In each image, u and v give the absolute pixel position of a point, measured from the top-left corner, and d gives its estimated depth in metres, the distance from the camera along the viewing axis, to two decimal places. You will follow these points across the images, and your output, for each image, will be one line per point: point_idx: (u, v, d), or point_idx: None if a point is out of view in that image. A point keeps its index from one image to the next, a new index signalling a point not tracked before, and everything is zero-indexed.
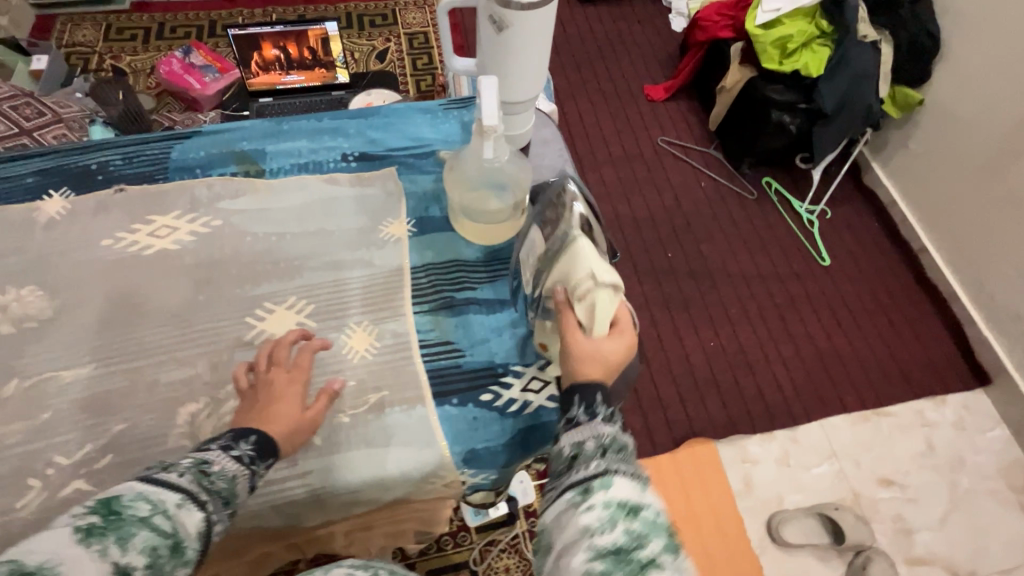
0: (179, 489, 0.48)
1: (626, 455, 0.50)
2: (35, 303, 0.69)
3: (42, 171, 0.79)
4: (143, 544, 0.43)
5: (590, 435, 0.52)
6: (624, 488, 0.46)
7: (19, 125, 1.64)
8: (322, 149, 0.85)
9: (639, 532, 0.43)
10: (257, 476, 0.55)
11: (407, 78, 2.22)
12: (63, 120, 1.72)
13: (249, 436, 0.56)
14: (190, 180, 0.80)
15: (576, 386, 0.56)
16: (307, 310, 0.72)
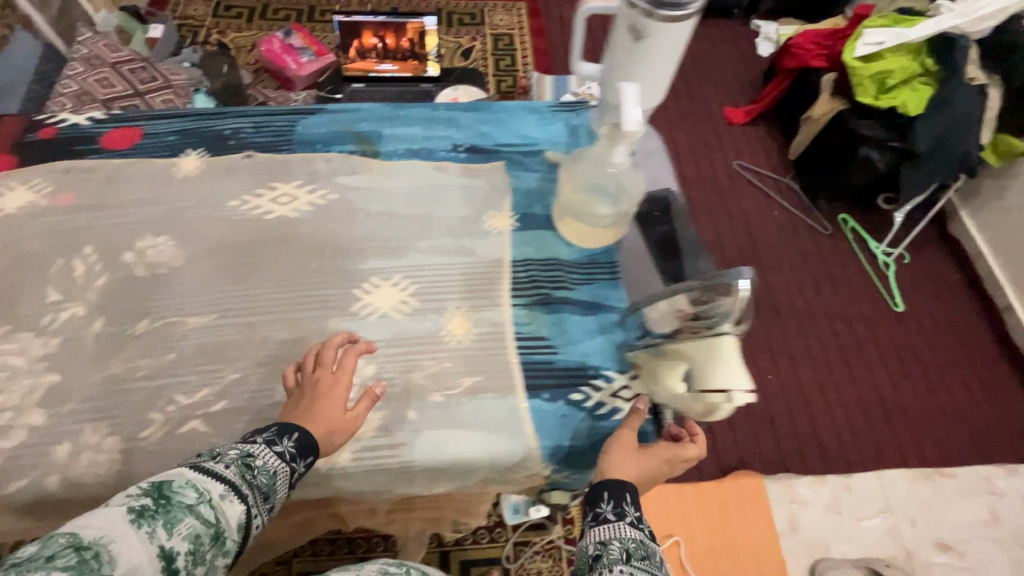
0: (224, 480, 0.50)
1: (650, 563, 0.53)
2: (167, 252, 0.75)
3: (182, 131, 0.85)
4: (187, 531, 0.45)
5: (617, 536, 0.54)
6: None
7: (135, 86, 1.79)
8: (434, 137, 0.88)
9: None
10: (296, 474, 0.56)
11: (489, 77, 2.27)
12: (171, 86, 1.83)
13: (293, 432, 0.57)
14: (313, 153, 0.85)
15: (613, 484, 0.59)
16: (411, 290, 0.75)
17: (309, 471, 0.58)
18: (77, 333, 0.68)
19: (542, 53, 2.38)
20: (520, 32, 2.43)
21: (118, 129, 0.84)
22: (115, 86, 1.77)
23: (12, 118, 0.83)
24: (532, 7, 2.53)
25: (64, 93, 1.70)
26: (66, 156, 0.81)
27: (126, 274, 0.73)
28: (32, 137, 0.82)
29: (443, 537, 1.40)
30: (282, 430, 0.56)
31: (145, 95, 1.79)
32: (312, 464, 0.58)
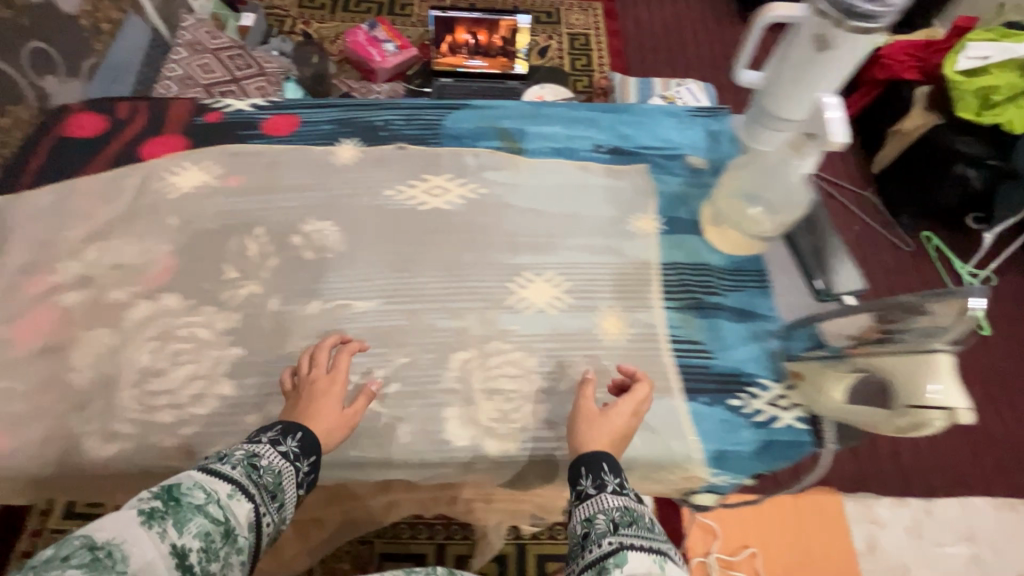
0: (231, 480, 0.51)
1: (642, 527, 0.51)
2: (332, 236, 0.78)
3: (337, 121, 0.88)
4: (197, 529, 0.46)
5: (601, 506, 0.53)
6: (643, 567, 0.47)
7: (231, 73, 1.84)
8: (577, 137, 0.89)
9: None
10: (302, 473, 0.57)
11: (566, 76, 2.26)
12: (264, 74, 1.89)
13: (295, 432, 0.58)
14: (461, 148, 0.87)
15: (585, 457, 0.58)
16: (564, 287, 0.76)
17: (315, 470, 0.59)
18: (255, 311, 0.71)
19: (618, 54, 2.37)
20: (596, 32, 2.43)
21: (277, 116, 0.88)
22: (213, 73, 1.82)
23: (181, 101, 0.88)
24: (607, 8, 2.52)
25: (171, 77, 1.76)
26: (233, 140, 0.85)
27: (296, 256, 0.76)
28: (200, 120, 0.86)
29: (520, 530, 1.42)
30: (286, 429, 0.58)
31: (241, 81, 1.84)
32: (316, 464, 0.59)
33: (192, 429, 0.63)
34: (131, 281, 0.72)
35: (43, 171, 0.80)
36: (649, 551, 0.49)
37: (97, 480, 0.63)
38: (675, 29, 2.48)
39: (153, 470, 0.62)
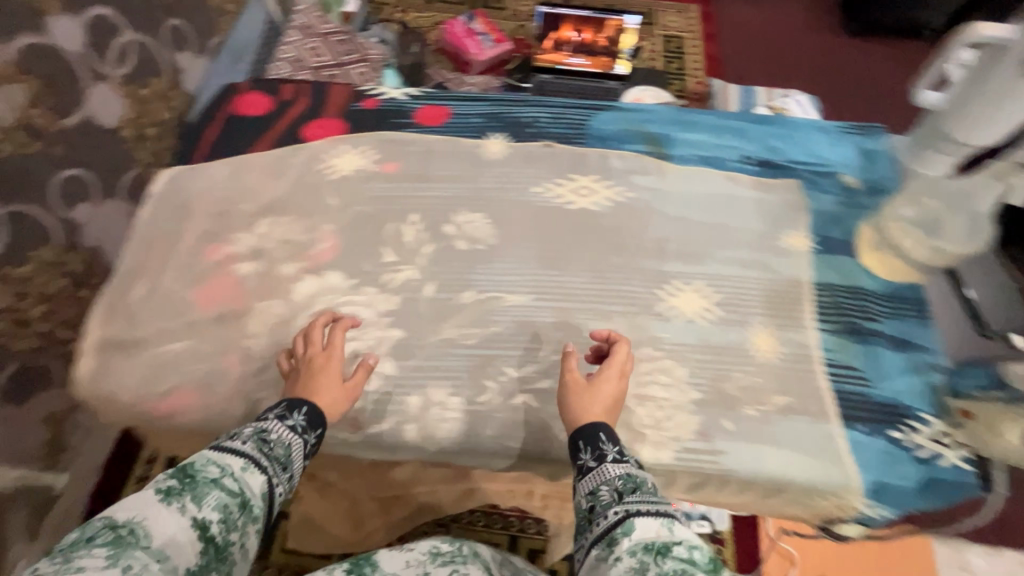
0: (242, 455, 0.54)
1: (644, 493, 0.53)
2: (483, 229, 0.79)
3: (486, 115, 0.89)
4: (216, 502, 0.49)
5: (601, 478, 0.55)
6: (654, 531, 0.49)
7: (336, 57, 1.89)
8: (724, 146, 0.88)
9: (679, 568, 0.46)
10: (310, 445, 0.60)
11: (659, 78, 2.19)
12: (366, 60, 1.94)
13: (301, 406, 0.60)
14: (607, 149, 0.86)
15: (582, 430, 0.60)
16: (713, 299, 0.75)
17: (321, 442, 0.62)
18: (412, 296, 0.74)
19: (713, 59, 2.30)
20: (692, 34, 2.34)
21: (428, 106, 0.90)
22: (321, 56, 1.86)
23: (339, 87, 0.92)
24: (704, 10, 2.43)
25: (284, 57, 1.81)
26: (388, 127, 0.87)
27: (449, 245, 0.78)
28: (357, 106, 0.89)
29: None
30: (290, 404, 0.60)
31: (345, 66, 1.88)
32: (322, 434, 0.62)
33: (359, 404, 0.67)
34: (297, 258, 0.75)
35: (216, 146, 0.85)
36: (656, 515, 0.51)
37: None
38: (776, 34, 2.37)
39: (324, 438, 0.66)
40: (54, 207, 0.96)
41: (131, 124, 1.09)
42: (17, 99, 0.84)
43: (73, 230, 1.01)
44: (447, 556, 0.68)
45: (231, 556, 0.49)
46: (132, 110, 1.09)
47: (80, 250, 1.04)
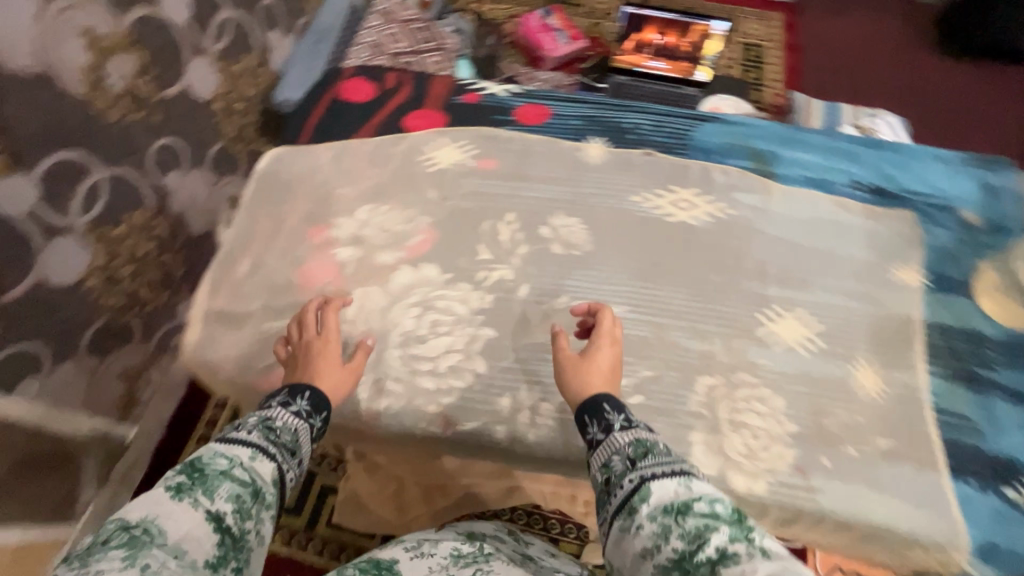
0: (250, 444, 0.51)
1: (657, 455, 0.51)
2: (579, 234, 0.78)
3: (586, 117, 0.88)
4: (228, 493, 0.46)
5: (611, 448, 0.52)
6: (673, 491, 0.47)
7: (415, 44, 1.73)
8: (833, 169, 0.84)
9: (702, 526, 0.43)
10: (314, 429, 0.58)
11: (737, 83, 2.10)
12: (443, 49, 1.80)
13: (304, 391, 0.58)
14: (709, 162, 0.84)
15: (588, 402, 0.57)
16: (816, 329, 0.72)
17: (326, 426, 0.60)
18: (506, 296, 0.73)
19: (794, 71, 2.20)
20: (773, 44, 2.24)
21: (528, 105, 0.89)
22: (400, 42, 1.70)
23: (441, 78, 0.92)
24: (787, 20, 2.33)
25: (362, 42, 1.65)
26: (488, 123, 0.87)
27: (545, 248, 0.77)
28: (458, 100, 0.90)
29: None
30: (293, 391, 0.58)
31: (422, 54, 1.73)
32: (327, 418, 0.60)
33: (450, 399, 0.67)
34: (393, 247, 0.76)
35: (319, 130, 0.87)
36: (673, 475, 0.48)
37: (361, 428, 0.68)
38: (863, 49, 2.26)
39: (417, 430, 0.67)
40: (150, 171, 1.05)
41: (222, 97, 1.21)
42: (128, 70, 0.95)
43: (162, 196, 1.10)
44: (468, 557, 0.69)
45: (249, 544, 0.46)
46: (224, 85, 1.21)
47: (167, 214, 1.12)
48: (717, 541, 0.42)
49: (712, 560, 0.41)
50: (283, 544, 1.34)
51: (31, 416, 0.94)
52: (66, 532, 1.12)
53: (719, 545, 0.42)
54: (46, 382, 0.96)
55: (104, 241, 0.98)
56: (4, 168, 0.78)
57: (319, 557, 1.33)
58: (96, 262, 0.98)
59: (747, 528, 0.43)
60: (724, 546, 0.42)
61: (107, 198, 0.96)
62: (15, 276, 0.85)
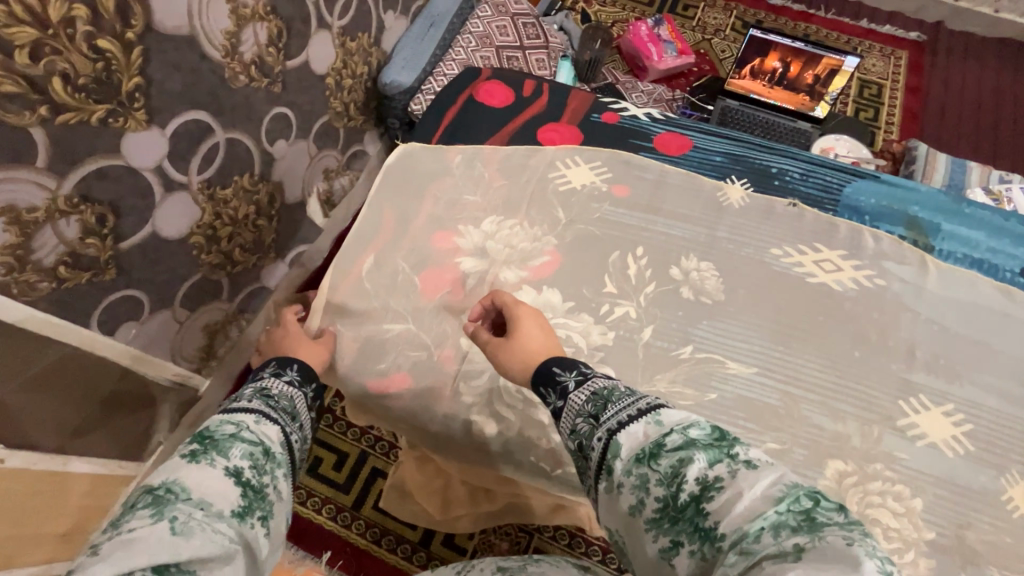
0: (254, 410, 0.53)
1: (617, 402, 0.50)
2: (711, 281, 0.73)
3: (729, 155, 0.83)
4: (241, 451, 0.47)
5: (574, 412, 0.51)
6: (642, 435, 0.46)
7: (521, 40, 1.67)
8: (1000, 252, 0.76)
9: (677, 464, 0.43)
10: (309, 397, 0.61)
11: (848, 104, 2.03)
12: (548, 47, 1.72)
13: (291, 364, 0.62)
14: (860, 224, 0.78)
15: (546, 375, 0.57)
16: (966, 428, 0.65)
17: (322, 393, 0.64)
18: (629, 336, 0.69)
19: (914, 116, 2.04)
20: (893, 84, 2.10)
21: (668, 133, 0.86)
22: (507, 35, 1.64)
23: (581, 94, 0.89)
24: (913, 60, 2.16)
25: (472, 31, 1.59)
26: (625, 147, 0.84)
27: (674, 289, 0.73)
28: (596, 118, 0.87)
29: None
30: (280, 363, 0.61)
31: (527, 51, 1.67)
32: (323, 388, 0.65)
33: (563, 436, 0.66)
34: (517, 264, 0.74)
35: (449, 129, 0.85)
36: (639, 417, 0.47)
37: (469, 445, 0.69)
38: (992, 101, 2.09)
39: (526, 459, 0.67)
40: (261, 138, 1.07)
41: (335, 72, 1.24)
42: (260, 38, 0.97)
43: (268, 162, 1.12)
44: (516, 563, 0.66)
45: (270, 495, 0.46)
46: (337, 59, 1.22)
47: (268, 181, 1.14)
48: (695, 473, 0.42)
49: (695, 497, 0.41)
50: (326, 518, 1.28)
51: (127, 359, 0.98)
52: (138, 469, 1.14)
53: (699, 476, 0.42)
54: (143, 327, 0.99)
55: (212, 200, 1.01)
56: (142, 123, 0.81)
57: (362, 538, 1.26)
58: (202, 218, 1.01)
59: (726, 444, 0.43)
60: (704, 475, 0.42)
61: (221, 159, 0.99)
62: (136, 226, 0.88)
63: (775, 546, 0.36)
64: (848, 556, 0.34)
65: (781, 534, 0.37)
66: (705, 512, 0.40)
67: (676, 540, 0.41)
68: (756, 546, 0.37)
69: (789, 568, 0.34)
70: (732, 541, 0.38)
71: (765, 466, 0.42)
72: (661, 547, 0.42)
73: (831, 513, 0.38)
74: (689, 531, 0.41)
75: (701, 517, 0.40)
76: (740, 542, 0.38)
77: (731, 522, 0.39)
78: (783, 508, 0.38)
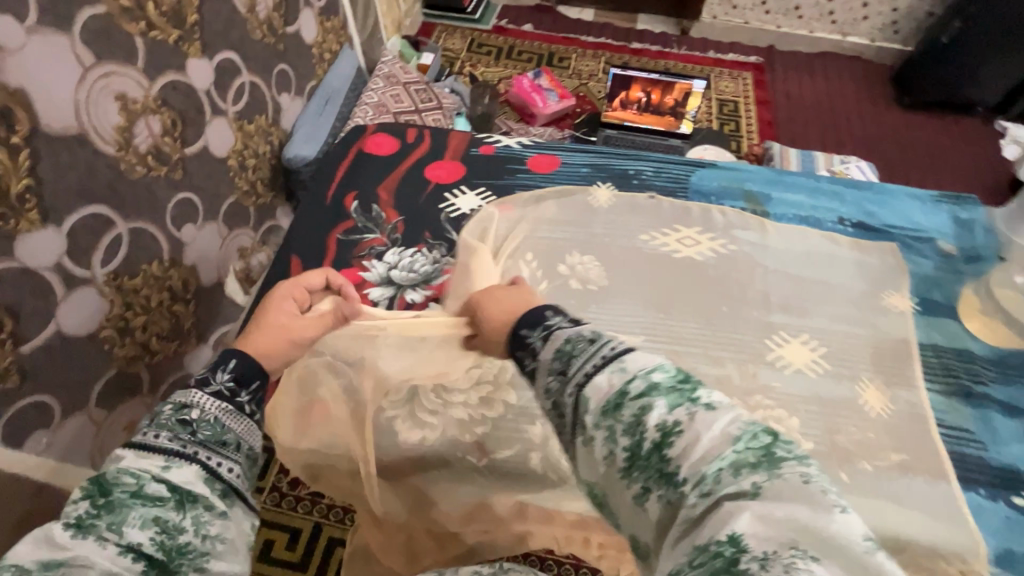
0: (163, 451, 0.46)
1: (581, 353, 0.46)
2: (594, 270, 0.83)
3: (593, 165, 0.96)
4: (140, 520, 0.42)
5: (543, 370, 0.47)
6: (606, 385, 0.43)
7: (416, 104, 1.81)
8: (821, 208, 0.92)
9: (639, 411, 0.41)
10: (243, 405, 0.52)
11: (714, 120, 2.34)
12: (441, 108, 1.87)
13: (227, 364, 0.53)
14: (708, 204, 0.91)
15: (512, 336, 0.54)
16: (821, 351, 0.77)
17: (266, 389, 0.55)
18: None
19: (768, 123, 2.36)
20: (745, 100, 2.43)
21: (539, 155, 0.97)
22: (402, 102, 1.78)
23: (458, 133, 1.00)
24: (757, 78, 2.53)
25: (367, 102, 1.72)
26: (503, 171, 0.95)
27: (563, 283, 0.82)
28: (475, 151, 0.97)
29: None
30: (213, 364, 0.53)
31: (423, 112, 1.81)
32: (260, 389, 0.54)
33: (484, 429, 0.72)
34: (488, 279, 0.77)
35: (345, 180, 0.93)
36: (603, 366, 0.44)
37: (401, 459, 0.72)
38: (826, 102, 2.47)
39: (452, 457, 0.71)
40: (168, 226, 1.10)
41: (236, 154, 1.30)
42: (155, 129, 1.03)
43: (178, 247, 1.14)
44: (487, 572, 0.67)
45: (190, 552, 0.43)
46: (238, 141, 1.29)
47: (180, 266, 1.15)
48: (655, 419, 0.40)
49: (657, 444, 0.40)
50: None
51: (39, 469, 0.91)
52: None
53: (659, 422, 0.40)
54: (56, 435, 0.91)
55: (120, 291, 1.01)
56: (35, 223, 0.83)
57: None
58: (112, 311, 1.00)
59: (687, 389, 0.42)
60: (664, 420, 0.40)
61: (126, 250, 1.00)
62: (39, 325, 0.86)
63: (735, 486, 0.36)
64: (804, 493, 0.35)
65: (740, 473, 0.37)
66: (668, 457, 0.39)
67: (646, 486, 0.40)
68: (716, 487, 0.37)
69: (748, 508, 0.35)
70: (693, 483, 0.38)
71: (724, 406, 0.41)
72: (633, 495, 0.41)
73: (787, 448, 0.38)
74: (655, 477, 0.39)
75: (665, 461, 0.39)
76: (700, 484, 0.37)
77: (690, 464, 0.38)
78: (741, 447, 0.38)
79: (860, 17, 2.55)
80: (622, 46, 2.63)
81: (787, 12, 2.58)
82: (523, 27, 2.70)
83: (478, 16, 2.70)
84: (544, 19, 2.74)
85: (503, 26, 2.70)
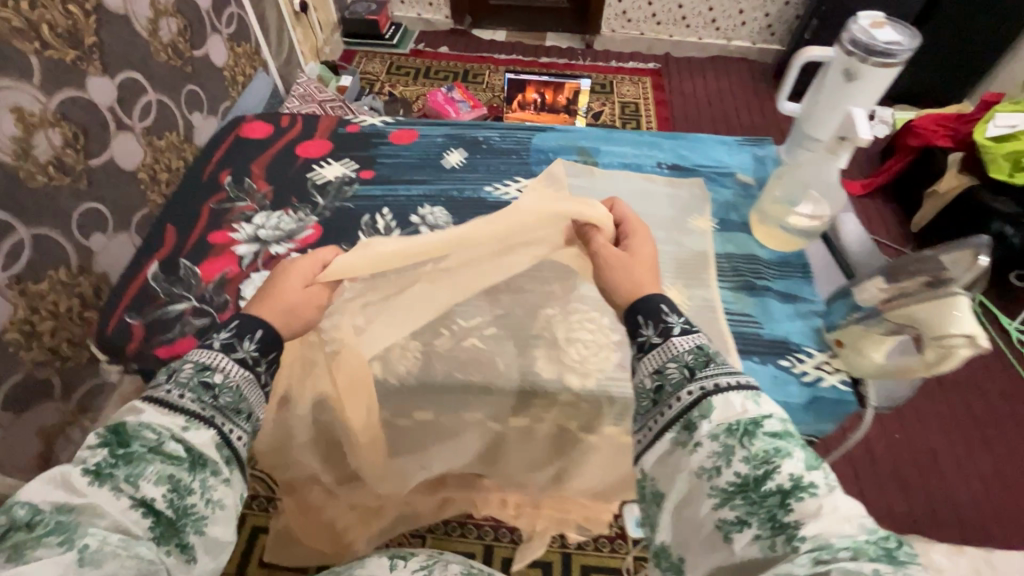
0: (185, 412, 0.50)
1: (717, 364, 0.55)
2: (441, 218, 0.95)
3: (447, 135, 1.10)
4: (157, 476, 0.46)
5: (669, 356, 0.56)
6: (739, 408, 0.51)
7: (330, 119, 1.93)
8: (642, 155, 1.07)
9: (776, 454, 0.47)
10: (260, 377, 0.58)
11: (617, 120, 2.54)
12: None
13: (254, 334, 0.59)
14: (547, 159, 1.05)
15: (631, 316, 0.63)
16: None
17: (276, 370, 0.60)
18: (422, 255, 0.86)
19: (665, 120, 2.59)
20: (645, 101, 2.66)
21: (400, 130, 1.10)
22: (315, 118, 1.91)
23: (328, 118, 1.12)
24: (655, 82, 2.77)
25: None
26: (367, 145, 1.07)
27: (415, 229, 0.92)
28: (343, 130, 1.09)
29: (566, 537, 1.33)
30: (240, 333, 0.58)
31: None
32: (276, 360, 0.60)
33: None
34: None
35: (223, 161, 1.03)
36: (738, 389, 0.52)
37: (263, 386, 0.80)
38: (717, 98, 2.72)
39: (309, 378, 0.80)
40: (73, 233, 0.99)
41: (148, 168, 1.16)
42: (55, 142, 0.94)
43: (88, 256, 1.02)
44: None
45: (197, 513, 0.47)
46: (149, 156, 1.16)
47: (91, 273, 1.03)
48: (789, 469, 0.46)
49: (783, 490, 0.45)
50: None
51: None
52: None
53: (792, 473, 0.46)
54: None
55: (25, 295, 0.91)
56: None
57: None
58: (16, 314, 0.90)
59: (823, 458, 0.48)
60: (797, 473, 0.46)
61: (28, 255, 0.91)
62: None
63: (853, 562, 0.40)
64: None
65: (861, 557, 0.41)
66: (790, 507, 0.44)
67: (744, 519, 0.46)
68: (831, 557, 0.41)
69: None
70: (811, 547, 0.42)
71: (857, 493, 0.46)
72: (724, 519, 0.47)
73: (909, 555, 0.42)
74: (763, 515, 0.45)
75: (782, 510, 0.45)
76: (818, 550, 0.42)
77: (813, 526, 0.43)
78: (871, 537, 0.42)
79: (739, 23, 2.83)
80: (532, 61, 2.84)
81: (676, 22, 2.85)
82: (439, 50, 2.90)
83: (396, 42, 2.89)
84: (459, 41, 2.95)
85: (420, 50, 2.89)
